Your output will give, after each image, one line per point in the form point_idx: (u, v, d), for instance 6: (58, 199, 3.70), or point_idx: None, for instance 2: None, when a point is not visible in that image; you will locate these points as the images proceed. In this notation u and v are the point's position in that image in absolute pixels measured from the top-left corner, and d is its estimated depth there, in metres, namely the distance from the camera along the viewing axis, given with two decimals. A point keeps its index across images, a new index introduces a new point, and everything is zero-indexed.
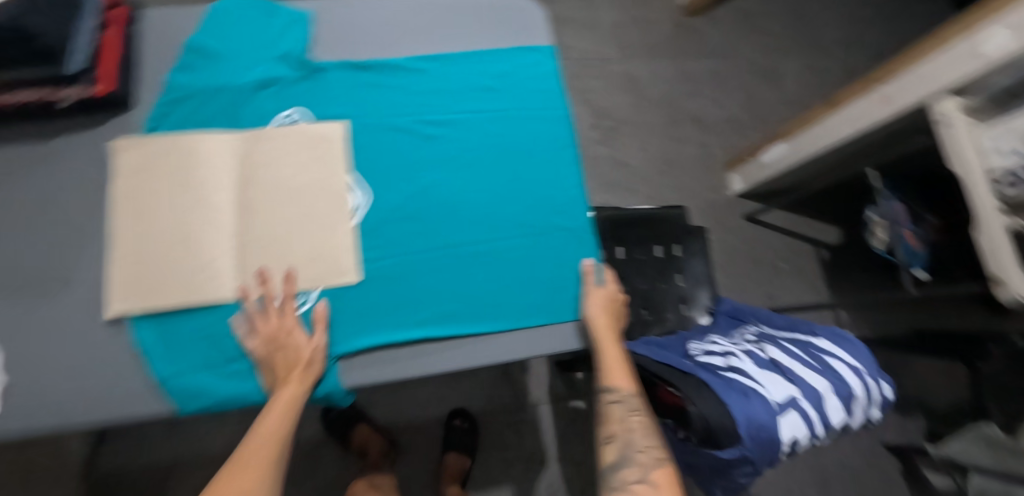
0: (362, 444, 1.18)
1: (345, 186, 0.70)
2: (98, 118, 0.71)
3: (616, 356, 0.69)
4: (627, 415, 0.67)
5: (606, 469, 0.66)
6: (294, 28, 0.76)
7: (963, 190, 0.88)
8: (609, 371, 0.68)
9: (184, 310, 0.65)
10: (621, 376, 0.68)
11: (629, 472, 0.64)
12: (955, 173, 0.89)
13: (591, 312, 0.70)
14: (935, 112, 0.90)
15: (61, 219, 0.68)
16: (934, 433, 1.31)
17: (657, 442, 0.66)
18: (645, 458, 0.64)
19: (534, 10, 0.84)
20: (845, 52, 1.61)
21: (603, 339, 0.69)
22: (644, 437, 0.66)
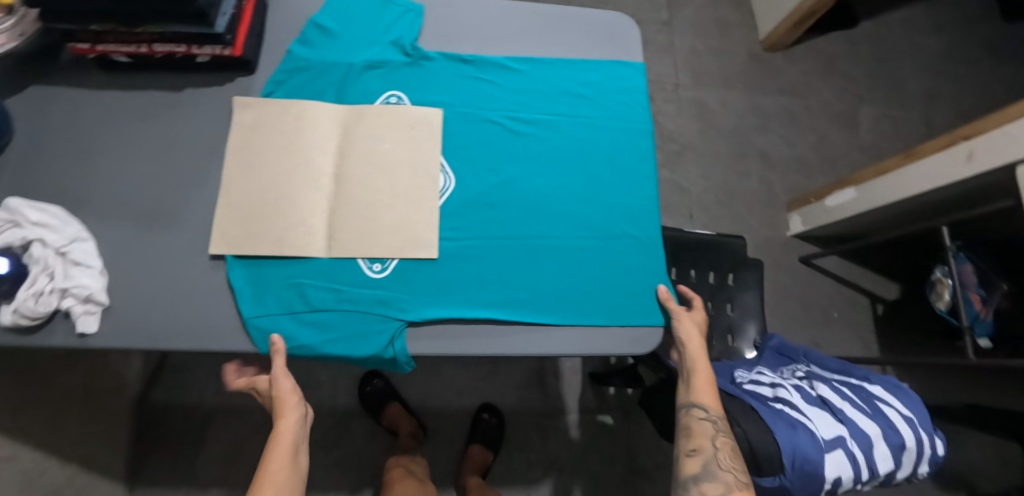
0: (393, 423, 1.23)
1: (437, 167, 0.76)
2: (227, 76, 0.79)
3: (706, 378, 0.74)
4: (716, 435, 0.70)
5: (688, 479, 0.69)
6: (407, 18, 0.82)
7: None
8: (698, 390, 0.74)
9: (276, 258, 0.70)
10: (708, 395, 0.73)
11: (710, 487, 0.67)
12: None
13: (685, 335, 0.75)
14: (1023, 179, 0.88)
15: (182, 163, 0.75)
16: None
17: (742, 466, 0.69)
18: (730, 478, 0.67)
19: (630, 28, 0.88)
20: (928, 106, 1.57)
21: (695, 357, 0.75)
22: (729, 458, 0.68)
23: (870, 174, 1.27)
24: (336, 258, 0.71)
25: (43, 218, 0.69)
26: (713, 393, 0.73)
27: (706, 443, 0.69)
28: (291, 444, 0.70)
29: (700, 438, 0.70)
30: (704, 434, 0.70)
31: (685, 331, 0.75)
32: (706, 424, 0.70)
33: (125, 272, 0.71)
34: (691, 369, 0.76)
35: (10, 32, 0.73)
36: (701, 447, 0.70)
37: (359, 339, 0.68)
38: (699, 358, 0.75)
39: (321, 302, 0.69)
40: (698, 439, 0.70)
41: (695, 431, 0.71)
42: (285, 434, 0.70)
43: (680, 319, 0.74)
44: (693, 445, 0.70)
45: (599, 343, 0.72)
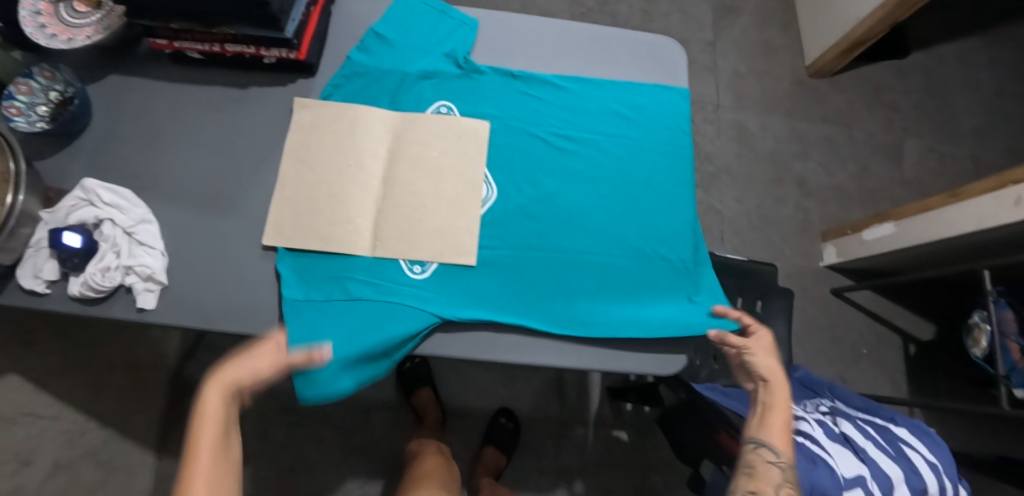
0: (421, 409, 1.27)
1: (481, 177, 0.79)
2: (290, 77, 0.83)
3: (782, 419, 0.72)
4: (782, 485, 0.67)
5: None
6: (462, 30, 0.86)
7: None
8: (771, 430, 0.71)
9: (321, 254, 0.74)
10: (783, 439, 0.70)
11: None
12: None
13: (767, 369, 0.74)
14: None
15: (244, 156, 0.80)
16: None
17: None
18: None
19: (678, 54, 0.89)
20: (978, 143, 1.53)
21: (776, 398, 0.73)
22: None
23: (910, 210, 1.26)
24: (378, 258, 0.74)
25: (113, 200, 0.74)
26: (786, 439, 0.70)
27: (769, 489, 0.66)
28: (217, 420, 0.66)
29: (764, 482, 0.66)
30: (771, 481, 0.66)
31: (767, 367, 0.74)
32: (774, 469, 0.68)
33: (182, 256, 0.75)
34: (768, 407, 0.73)
35: (98, 25, 0.78)
36: (763, 492, 0.66)
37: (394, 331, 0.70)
38: (781, 397, 0.73)
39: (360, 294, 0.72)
40: (760, 482, 0.67)
41: (760, 473, 0.67)
42: (212, 406, 0.66)
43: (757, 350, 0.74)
44: (754, 487, 0.66)
45: (623, 361, 0.75)
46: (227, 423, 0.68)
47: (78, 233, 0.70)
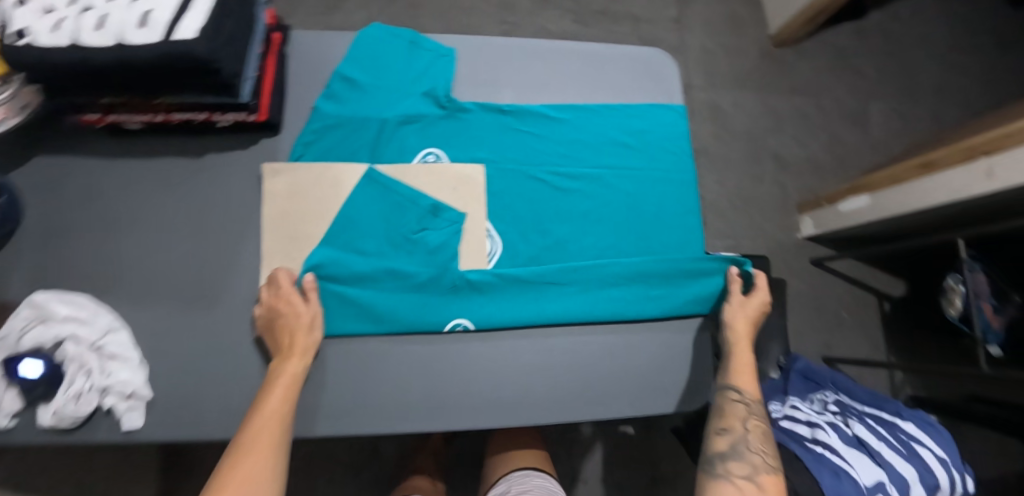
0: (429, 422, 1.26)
1: (484, 231, 0.73)
2: (250, 138, 0.74)
3: (747, 364, 0.73)
4: (748, 417, 0.69)
5: (713, 456, 0.66)
6: (439, 63, 0.78)
7: None
8: (740, 374, 0.72)
9: (346, 331, 0.69)
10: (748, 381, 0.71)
11: (736, 466, 0.64)
12: None
13: (733, 320, 0.74)
14: None
15: (217, 235, 0.71)
16: None
17: (772, 451, 0.66)
18: (757, 460, 0.64)
19: (669, 68, 0.85)
20: (937, 100, 1.56)
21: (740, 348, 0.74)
22: (759, 441, 0.66)
23: (882, 182, 1.27)
24: (390, 333, 0.69)
25: (72, 312, 0.66)
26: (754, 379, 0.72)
27: (735, 422, 0.68)
28: (291, 385, 0.63)
29: (731, 417, 0.69)
30: (737, 415, 0.69)
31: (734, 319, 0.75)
32: (739, 406, 0.70)
33: (163, 360, 0.67)
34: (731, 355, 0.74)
35: (11, 103, 0.65)
36: (731, 427, 0.68)
37: (424, 313, 0.70)
38: (743, 341, 0.74)
39: (385, 315, 0.69)
40: (729, 419, 0.69)
41: (726, 411, 0.70)
42: (289, 375, 0.64)
43: (733, 300, 0.75)
44: (723, 423, 0.69)
45: (652, 403, 0.73)
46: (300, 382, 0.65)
47: (38, 360, 0.62)
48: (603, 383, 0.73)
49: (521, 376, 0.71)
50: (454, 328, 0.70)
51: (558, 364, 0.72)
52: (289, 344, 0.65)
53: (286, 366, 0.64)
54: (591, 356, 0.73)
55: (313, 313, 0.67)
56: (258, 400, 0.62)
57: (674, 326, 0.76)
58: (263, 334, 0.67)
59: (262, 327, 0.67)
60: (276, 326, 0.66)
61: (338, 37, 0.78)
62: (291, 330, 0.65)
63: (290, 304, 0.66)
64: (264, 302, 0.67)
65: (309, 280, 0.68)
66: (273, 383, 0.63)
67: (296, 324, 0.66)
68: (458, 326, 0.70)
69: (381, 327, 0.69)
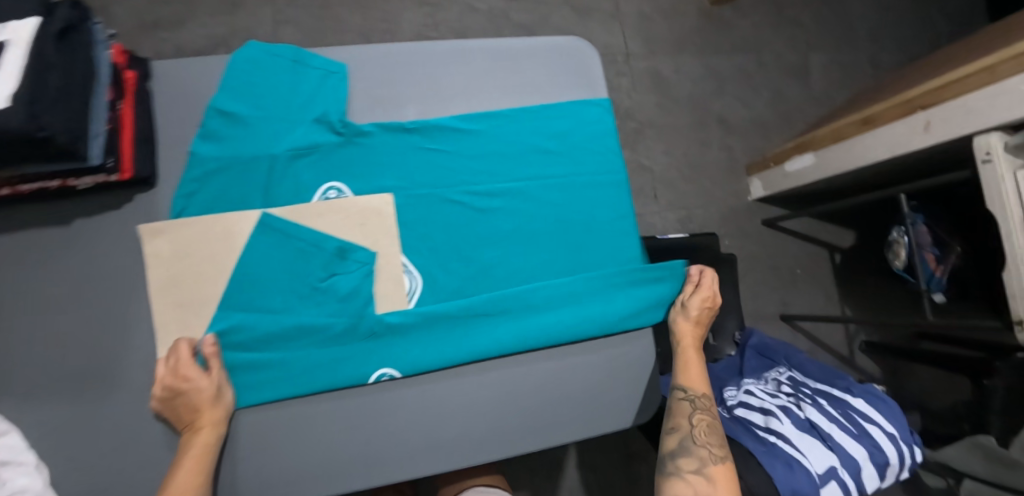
0: None
1: (399, 266, 0.67)
2: (124, 195, 0.65)
3: (694, 361, 0.73)
4: (693, 414, 0.68)
5: (665, 455, 0.66)
6: (329, 83, 0.69)
7: (1000, 232, 0.91)
8: (687, 373, 0.72)
9: (261, 397, 0.64)
10: (694, 376, 0.71)
11: (685, 462, 0.64)
12: (993, 212, 0.92)
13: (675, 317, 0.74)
14: (982, 148, 0.91)
15: (100, 310, 0.64)
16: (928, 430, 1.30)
17: (719, 442, 0.66)
18: (704, 452, 0.65)
19: (590, 59, 0.79)
20: (875, 46, 1.54)
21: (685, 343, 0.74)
22: (705, 435, 0.66)
23: (826, 139, 1.25)
24: (311, 392, 0.64)
25: None
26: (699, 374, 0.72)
27: (682, 419, 0.68)
28: (203, 462, 0.59)
29: (678, 416, 0.68)
30: (683, 412, 0.68)
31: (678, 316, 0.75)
32: (685, 403, 0.69)
33: (58, 456, 0.61)
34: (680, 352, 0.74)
35: None
36: (679, 424, 0.68)
37: (344, 366, 0.65)
38: (688, 338, 0.74)
39: (302, 374, 0.64)
40: (677, 417, 0.68)
41: (674, 410, 0.69)
42: (199, 452, 0.59)
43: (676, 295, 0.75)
44: (671, 423, 0.68)
45: (596, 423, 0.71)
46: (216, 455, 0.61)
47: None
48: (544, 412, 0.69)
49: (461, 416, 0.67)
50: (379, 378, 0.66)
51: (498, 399, 0.68)
52: (193, 421, 0.60)
53: (195, 439, 0.60)
54: (531, 384, 0.69)
55: (216, 382, 0.61)
56: (167, 482, 0.57)
57: (616, 342, 0.73)
58: (165, 413, 0.61)
59: (161, 407, 0.61)
60: (179, 404, 0.60)
61: (211, 63, 0.69)
62: (195, 407, 0.60)
63: (187, 380, 0.60)
64: (161, 380, 0.61)
65: (210, 343, 0.62)
66: (181, 461, 0.59)
67: (199, 400, 0.60)
68: (383, 376, 0.66)
69: (300, 387, 0.64)
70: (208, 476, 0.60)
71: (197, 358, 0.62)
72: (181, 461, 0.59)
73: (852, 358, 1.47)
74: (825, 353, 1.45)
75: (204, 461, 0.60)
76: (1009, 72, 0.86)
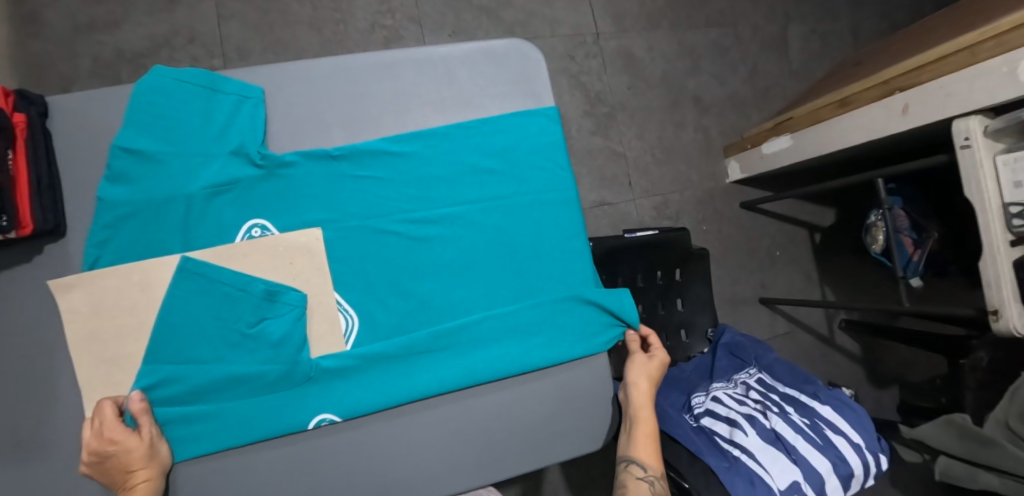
0: None
1: (334, 304, 0.64)
2: (36, 245, 0.61)
3: (650, 433, 0.68)
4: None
5: None
6: (243, 110, 0.64)
7: (975, 220, 0.83)
8: (640, 445, 0.67)
9: (198, 451, 0.61)
10: (649, 452, 0.66)
11: None
12: (969, 200, 0.84)
13: (636, 381, 0.70)
14: (959, 131, 0.83)
15: (15, 371, 0.60)
16: (907, 405, 1.31)
17: None
18: None
19: (534, 63, 0.73)
20: (852, 12, 1.53)
21: (641, 409, 0.69)
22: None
23: (803, 121, 1.19)
24: (252, 441, 0.62)
25: None
26: (654, 449, 0.67)
27: None
28: None
29: None
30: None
31: (638, 380, 0.71)
32: (643, 485, 0.64)
33: None
34: (634, 420, 0.69)
35: None
36: None
37: (283, 413, 0.62)
38: (646, 407, 0.70)
39: (240, 423, 0.62)
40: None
41: (630, 490, 0.65)
42: None
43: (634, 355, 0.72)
44: None
45: (554, 449, 0.69)
46: None
47: None
48: (498, 444, 0.67)
49: (409, 456, 0.65)
50: (320, 423, 0.63)
51: (447, 435, 0.66)
52: (128, 481, 0.57)
53: None
54: (481, 418, 0.67)
55: (148, 439, 0.58)
56: None
57: (571, 366, 0.70)
58: (97, 477, 0.58)
59: (91, 472, 0.58)
60: (110, 466, 0.57)
61: (114, 94, 0.63)
62: (127, 468, 0.57)
63: (116, 442, 0.57)
64: (86, 444, 0.57)
65: (139, 399, 0.59)
66: None
67: (130, 460, 0.57)
68: (324, 421, 0.63)
69: (237, 439, 0.61)
70: None
71: (124, 417, 0.59)
72: None
73: (831, 337, 1.44)
74: (804, 334, 1.43)
75: None
76: (989, 53, 0.80)
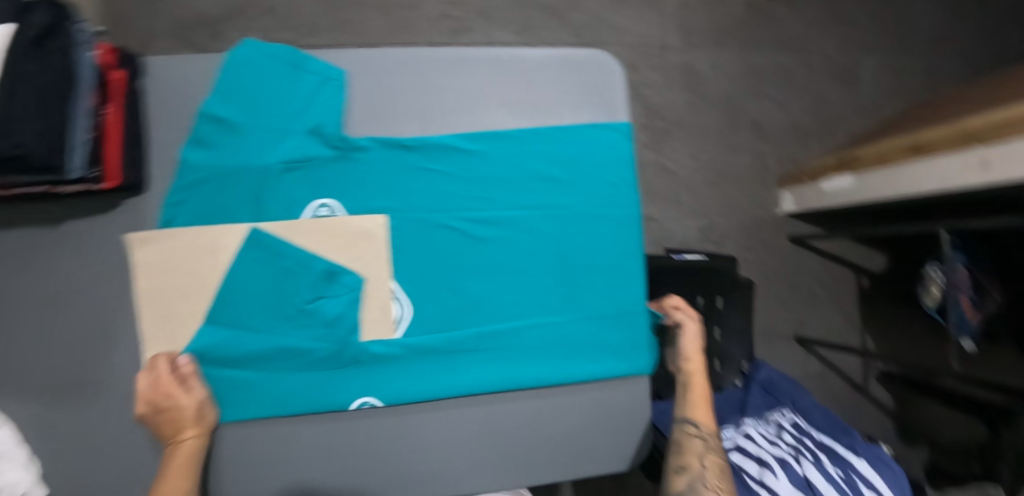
0: None
1: (389, 293, 0.65)
2: (114, 200, 0.64)
3: (703, 397, 0.73)
4: (705, 454, 0.67)
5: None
6: (324, 91, 0.65)
7: None
8: (694, 406, 0.72)
9: (242, 415, 0.63)
10: (704, 414, 0.71)
11: None
12: None
13: (686, 347, 0.76)
14: None
15: (83, 316, 0.64)
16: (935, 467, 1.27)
17: (727, 488, 0.65)
18: None
19: (613, 77, 0.72)
20: (933, 51, 1.46)
21: (694, 376, 0.74)
22: (716, 478, 0.65)
23: (868, 161, 1.14)
24: (295, 412, 0.64)
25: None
26: (708, 412, 0.71)
27: (694, 459, 0.66)
28: (187, 474, 0.59)
29: (690, 455, 0.67)
30: (694, 451, 0.67)
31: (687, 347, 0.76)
32: (697, 442, 0.68)
33: (59, 455, 0.64)
34: (686, 384, 0.74)
35: None
36: (690, 464, 0.66)
37: (327, 390, 0.64)
38: (698, 373, 0.75)
39: (286, 394, 0.63)
40: (687, 455, 0.67)
41: (685, 446, 0.68)
42: (181, 463, 0.59)
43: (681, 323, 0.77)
44: (681, 461, 0.66)
45: (581, 465, 0.69)
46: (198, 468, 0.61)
47: None
48: (531, 450, 0.68)
49: (441, 451, 0.66)
50: (362, 405, 0.65)
51: (481, 437, 0.67)
52: (174, 435, 0.60)
53: (177, 454, 0.60)
54: (516, 425, 0.67)
55: (198, 399, 0.61)
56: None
57: (610, 384, 0.69)
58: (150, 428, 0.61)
59: (146, 422, 0.61)
60: (161, 418, 0.60)
61: (205, 61, 0.65)
62: (178, 423, 0.60)
63: (170, 397, 0.60)
64: (143, 396, 0.60)
65: (187, 363, 0.62)
66: (165, 478, 0.58)
67: (182, 417, 0.60)
68: (365, 404, 0.64)
69: (281, 408, 0.63)
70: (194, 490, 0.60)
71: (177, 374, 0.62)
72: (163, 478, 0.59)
73: (864, 385, 1.39)
74: (836, 379, 1.39)
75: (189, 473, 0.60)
76: None
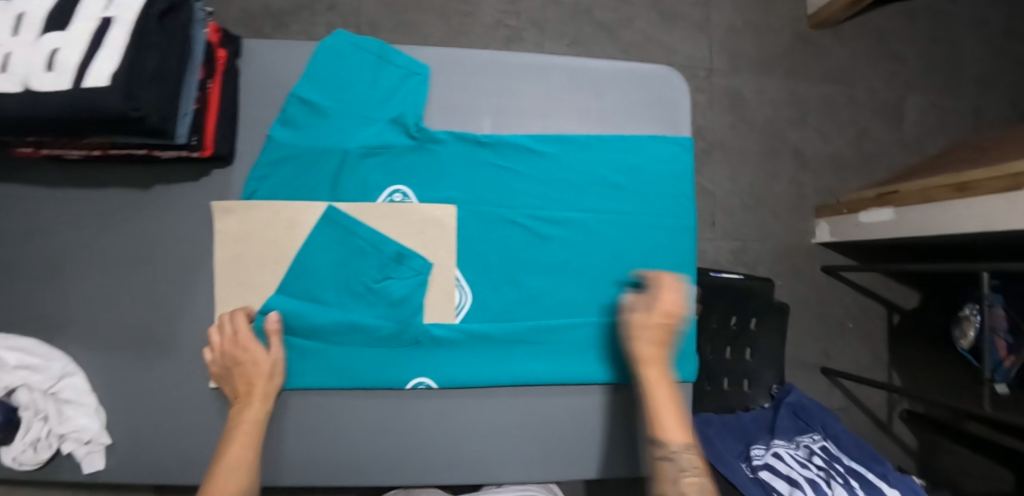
0: None
1: (452, 280, 0.68)
2: (203, 170, 0.68)
3: (667, 404, 0.63)
4: (680, 478, 0.60)
5: None
6: (407, 83, 0.69)
7: None
8: (660, 416, 0.62)
9: (302, 384, 0.66)
10: (671, 428, 0.62)
11: None
12: None
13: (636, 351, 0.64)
14: None
15: (161, 277, 0.68)
16: None
17: None
18: None
19: (678, 93, 0.75)
20: (979, 92, 1.47)
21: (651, 378, 0.64)
22: None
23: (911, 197, 1.15)
24: (352, 385, 0.66)
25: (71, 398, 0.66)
26: (676, 421, 0.62)
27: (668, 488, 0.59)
28: (253, 432, 0.62)
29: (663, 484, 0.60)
30: (666, 478, 0.60)
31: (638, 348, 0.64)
32: (668, 466, 0.60)
33: (125, 408, 0.67)
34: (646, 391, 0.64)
35: None
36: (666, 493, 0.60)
37: (385, 368, 0.67)
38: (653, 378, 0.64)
39: (346, 367, 0.66)
40: (662, 484, 0.60)
41: (658, 471, 0.61)
42: (250, 422, 0.62)
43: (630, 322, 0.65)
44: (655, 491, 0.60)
45: (622, 465, 0.71)
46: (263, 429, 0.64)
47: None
48: (574, 445, 0.70)
49: (487, 438, 0.68)
50: (416, 386, 0.67)
51: (526, 428, 0.69)
52: (246, 392, 0.63)
53: (246, 411, 0.62)
54: (561, 419, 0.69)
55: (273, 357, 0.64)
56: (219, 455, 0.60)
57: None
58: (224, 384, 0.64)
59: (220, 375, 0.64)
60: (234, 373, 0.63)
61: (299, 47, 0.69)
62: (251, 378, 0.62)
63: (247, 351, 0.63)
64: (220, 348, 0.64)
65: (274, 320, 0.64)
66: (234, 434, 0.61)
67: (255, 372, 0.63)
68: (421, 384, 0.67)
69: (340, 381, 0.66)
70: (258, 452, 0.62)
71: (256, 331, 0.65)
72: (233, 436, 0.61)
73: (888, 422, 1.38)
74: (860, 413, 1.38)
75: (256, 433, 0.62)
76: None
